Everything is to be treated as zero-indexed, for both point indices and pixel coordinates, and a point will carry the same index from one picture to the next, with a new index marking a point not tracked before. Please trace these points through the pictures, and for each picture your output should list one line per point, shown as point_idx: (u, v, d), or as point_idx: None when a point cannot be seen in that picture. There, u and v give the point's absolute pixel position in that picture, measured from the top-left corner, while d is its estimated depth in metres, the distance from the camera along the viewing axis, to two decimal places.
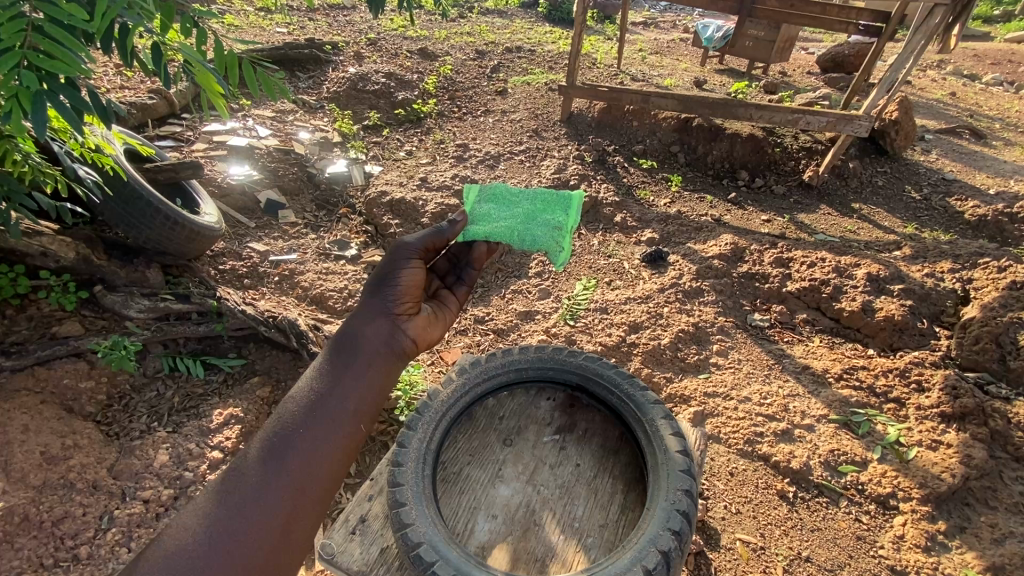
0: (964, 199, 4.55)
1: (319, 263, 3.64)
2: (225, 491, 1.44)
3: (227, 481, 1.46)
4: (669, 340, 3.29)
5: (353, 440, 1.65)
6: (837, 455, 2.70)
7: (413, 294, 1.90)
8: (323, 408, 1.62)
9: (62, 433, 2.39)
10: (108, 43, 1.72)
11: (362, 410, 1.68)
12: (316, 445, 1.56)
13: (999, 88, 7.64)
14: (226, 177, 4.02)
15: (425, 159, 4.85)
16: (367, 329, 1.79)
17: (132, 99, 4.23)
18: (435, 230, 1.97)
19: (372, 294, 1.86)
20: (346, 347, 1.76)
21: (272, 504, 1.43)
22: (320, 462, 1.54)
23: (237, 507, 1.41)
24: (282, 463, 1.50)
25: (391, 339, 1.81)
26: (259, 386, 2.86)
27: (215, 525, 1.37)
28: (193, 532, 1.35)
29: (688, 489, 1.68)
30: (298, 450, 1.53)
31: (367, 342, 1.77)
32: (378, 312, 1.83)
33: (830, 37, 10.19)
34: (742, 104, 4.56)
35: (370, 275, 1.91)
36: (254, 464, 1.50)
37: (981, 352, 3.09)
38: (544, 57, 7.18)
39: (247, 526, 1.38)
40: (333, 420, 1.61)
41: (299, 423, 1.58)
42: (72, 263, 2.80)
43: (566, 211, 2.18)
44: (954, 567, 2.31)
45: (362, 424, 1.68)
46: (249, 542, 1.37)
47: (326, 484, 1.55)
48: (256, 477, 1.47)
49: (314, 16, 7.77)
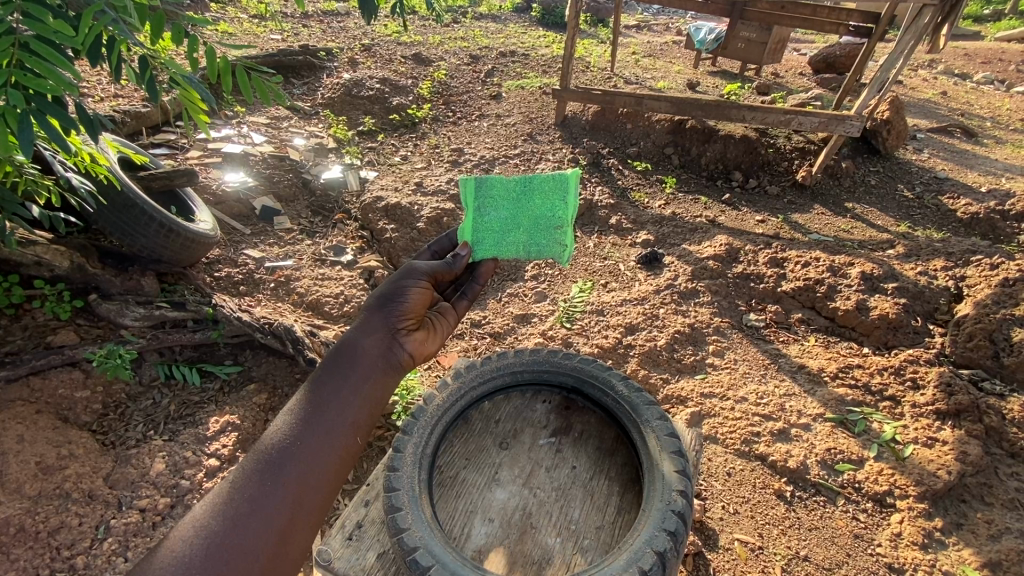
0: (956, 197, 4.58)
1: (315, 269, 3.64)
2: (224, 503, 1.43)
3: (225, 492, 1.46)
4: (665, 341, 3.30)
5: (350, 451, 1.65)
6: (834, 454, 2.71)
7: (416, 309, 1.91)
8: (322, 419, 1.63)
9: (57, 443, 2.38)
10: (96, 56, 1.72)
11: (359, 422, 1.69)
12: (314, 456, 1.56)
13: (990, 87, 7.70)
14: (221, 184, 4.02)
15: (420, 164, 4.86)
16: (367, 343, 1.80)
17: (127, 108, 4.24)
18: (443, 261, 2.02)
19: (375, 308, 1.87)
20: (345, 359, 1.76)
21: (269, 516, 1.43)
22: (317, 473, 1.55)
23: (235, 519, 1.40)
24: (280, 473, 1.51)
25: (390, 351, 1.82)
26: (256, 393, 2.85)
27: (212, 537, 1.37)
28: (190, 545, 1.35)
29: (683, 490, 1.69)
30: (296, 461, 1.53)
31: (367, 355, 1.78)
32: (379, 326, 1.83)
33: (822, 39, 10.28)
34: (734, 105, 4.58)
35: (374, 292, 1.92)
36: (253, 475, 1.50)
37: (975, 349, 3.11)
38: (538, 61, 7.21)
39: (244, 538, 1.38)
40: (331, 432, 1.62)
41: (297, 434, 1.59)
42: (67, 273, 2.79)
43: (565, 197, 2.07)
44: (952, 564, 2.31)
45: (359, 436, 1.69)
46: (246, 555, 1.36)
47: (322, 497, 1.55)
48: (254, 488, 1.47)
49: (308, 22, 7.81)
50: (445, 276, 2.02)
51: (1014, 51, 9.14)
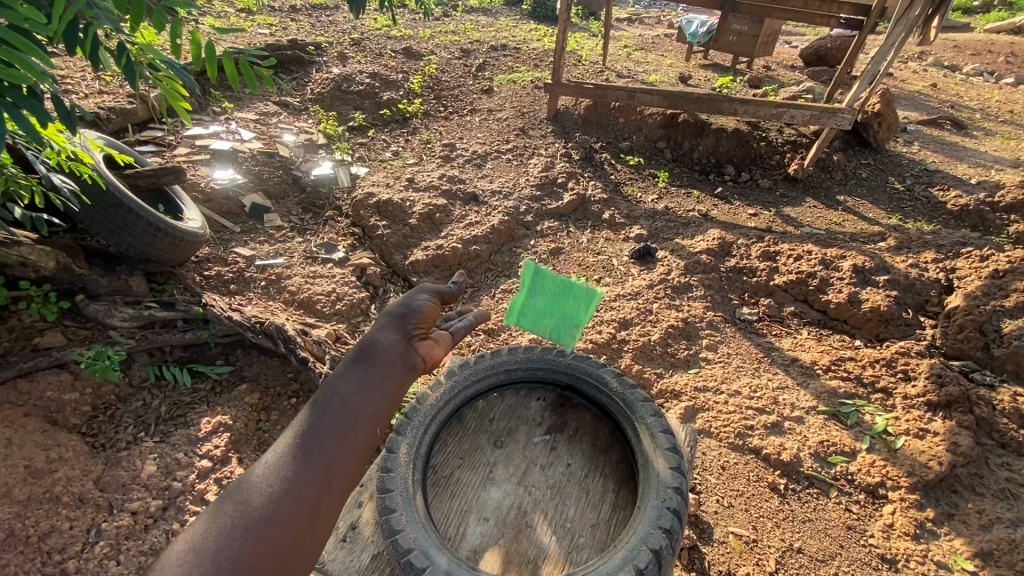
0: (947, 189, 4.60)
1: (306, 267, 3.61)
2: (250, 489, 1.41)
3: (251, 479, 1.44)
4: (658, 336, 3.30)
5: (370, 443, 1.63)
6: (827, 446, 2.73)
7: (426, 319, 1.99)
8: (344, 411, 1.63)
9: (46, 446, 2.35)
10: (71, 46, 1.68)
11: (379, 415, 1.68)
12: (338, 445, 1.55)
13: (979, 79, 7.74)
14: (209, 182, 3.97)
15: (412, 160, 4.82)
16: (385, 345, 1.84)
17: (111, 104, 4.17)
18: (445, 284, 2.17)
19: (389, 317, 1.94)
20: (364, 359, 1.78)
21: (296, 500, 1.40)
22: (340, 462, 1.53)
23: (262, 502, 1.37)
24: (304, 460, 1.49)
25: (406, 352, 1.86)
26: (247, 393, 2.84)
27: (241, 519, 1.33)
28: (219, 526, 1.31)
29: (678, 487, 1.69)
30: (320, 449, 1.52)
31: (385, 355, 1.81)
32: (394, 330, 1.89)
33: (812, 31, 10.30)
34: (726, 98, 4.57)
35: (386, 308, 1.99)
36: (281, 464, 1.48)
37: (965, 341, 3.13)
38: (530, 54, 7.16)
39: (272, 520, 1.34)
40: (354, 423, 1.61)
41: (321, 424, 1.58)
42: (52, 273, 2.74)
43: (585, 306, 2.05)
44: (943, 554, 2.34)
45: (379, 429, 1.67)
46: (274, 538, 1.32)
47: (346, 486, 1.52)
48: (280, 474, 1.45)
49: (297, 16, 7.71)
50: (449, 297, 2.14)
51: (1001, 42, 9.20)
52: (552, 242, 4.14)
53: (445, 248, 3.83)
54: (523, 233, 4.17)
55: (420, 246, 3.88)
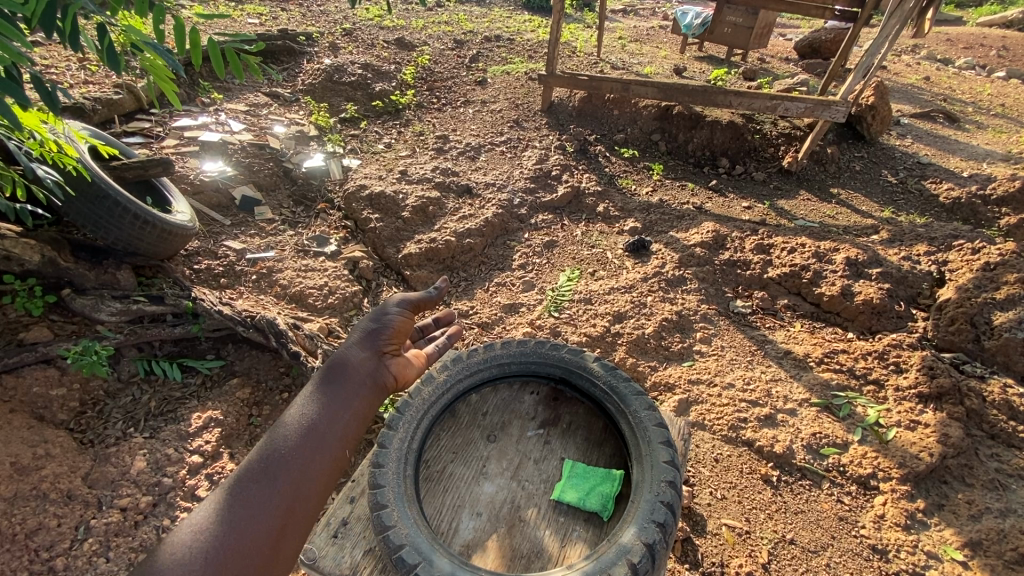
0: (939, 181, 4.61)
1: (297, 260, 3.56)
2: (220, 506, 1.47)
3: (219, 498, 1.49)
4: (652, 330, 3.29)
5: (338, 463, 1.69)
6: (820, 438, 2.74)
7: (398, 335, 2.04)
8: (313, 431, 1.68)
9: (32, 443, 2.32)
10: (49, 27, 1.56)
11: (348, 434, 1.75)
12: (306, 465, 1.61)
13: (972, 72, 7.77)
14: (198, 174, 3.91)
15: (404, 152, 4.77)
16: (356, 361, 1.89)
17: (97, 95, 4.09)
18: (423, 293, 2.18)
19: (360, 332, 1.99)
20: (335, 376, 1.84)
21: (263, 521, 1.47)
22: (307, 482, 1.59)
23: (231, 521, 1.43)
24: (273, 482, 1.55)
25: (377, 370, 1.91)
26: (238, 388, 2.82)
27: (211, 541, 1.39)
28: (188, 546, 1.37)
29: (671, 480, 1.68)
30: (290, 469, 1.58)
31: (356, 372, 1.86)
32: (367, 347, 1.95)
33: (807, 24, 10.31)
34: (721, 90, 4.54)
35: (359, 322, 2.03)
36: (249, 484, 1.53)
37: (956, 333, 3.15)
38: (523, 45, 7.09)
39: (240, 541, 1.41)
40: (322, 444, 1.67)
41: (291, 445, 1.64)
42: (38, 267, 2.67)
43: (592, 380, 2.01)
44: (934, 544, 2.35)
45: (348, 448, 1.74)
46: (239, 558, 1.39)
47: (313, 504, 1.59)
48: (249, 496, 1.50)
49: (287, 6, 7.59)
50: (425, 308, 2.17)
51: (993, 36, 9.20)
52: (546, 234, 4.12)
53: (438, 241, 3.80)
54: (517, 227, 4.14)
55: (413, 239, 3.86)
